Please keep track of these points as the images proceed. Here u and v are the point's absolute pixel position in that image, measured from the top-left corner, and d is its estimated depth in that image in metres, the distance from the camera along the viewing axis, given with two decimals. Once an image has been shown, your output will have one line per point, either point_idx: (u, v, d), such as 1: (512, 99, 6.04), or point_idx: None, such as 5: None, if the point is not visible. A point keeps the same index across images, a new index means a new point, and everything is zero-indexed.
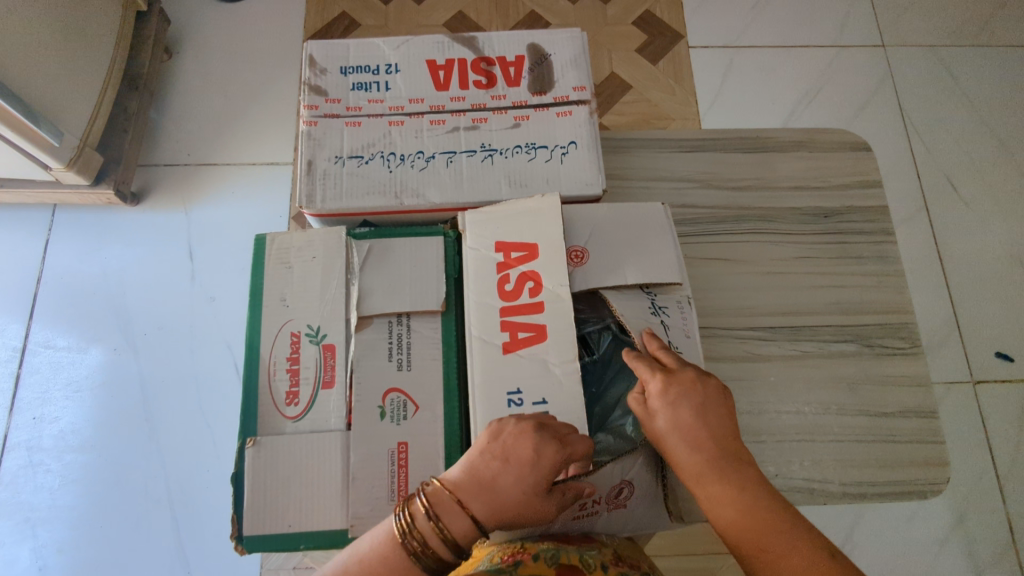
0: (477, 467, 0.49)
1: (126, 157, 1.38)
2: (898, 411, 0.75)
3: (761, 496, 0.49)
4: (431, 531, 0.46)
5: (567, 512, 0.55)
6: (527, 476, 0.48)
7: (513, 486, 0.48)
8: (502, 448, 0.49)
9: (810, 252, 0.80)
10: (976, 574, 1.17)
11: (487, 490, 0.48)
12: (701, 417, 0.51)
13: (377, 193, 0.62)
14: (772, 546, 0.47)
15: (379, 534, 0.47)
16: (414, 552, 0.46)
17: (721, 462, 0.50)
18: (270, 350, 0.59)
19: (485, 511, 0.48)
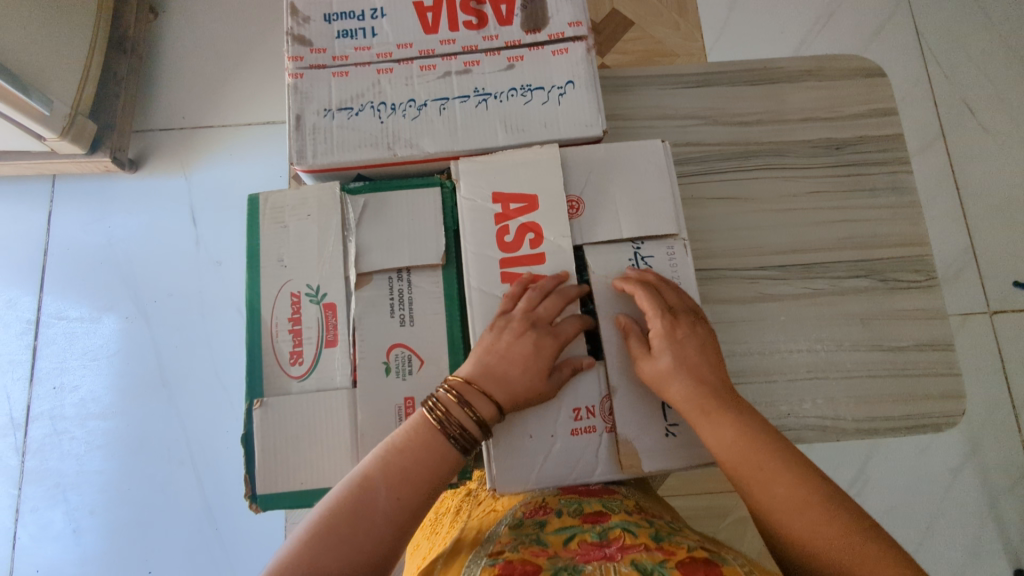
0: (491, 357, 0.52)
1: (120, 123, 1.35)
2: (911, 345, 0.73)
3: (755, 423, 0.50)
4: (462, 416, 0.50)
5: (563, 431, 0.55)
6: (535, 364, 0.52)
7: (526, 371, 0.52)
8: (507, 344, 0.52)
9: (821, 186, 0.78)
10: (989, 501, 1.19)
11: (502, 379, 0.51)
12: (701, 352, 0.53)
13: (369, 146, 0.60)
14: (768, 468, 0.47)
15: (414, 424, 0.50)
16: (449, 435, 0.49)
17: (721, 392, 0.51)
18: (271, 311, 0.59)
19: (506, 398, 0.51)
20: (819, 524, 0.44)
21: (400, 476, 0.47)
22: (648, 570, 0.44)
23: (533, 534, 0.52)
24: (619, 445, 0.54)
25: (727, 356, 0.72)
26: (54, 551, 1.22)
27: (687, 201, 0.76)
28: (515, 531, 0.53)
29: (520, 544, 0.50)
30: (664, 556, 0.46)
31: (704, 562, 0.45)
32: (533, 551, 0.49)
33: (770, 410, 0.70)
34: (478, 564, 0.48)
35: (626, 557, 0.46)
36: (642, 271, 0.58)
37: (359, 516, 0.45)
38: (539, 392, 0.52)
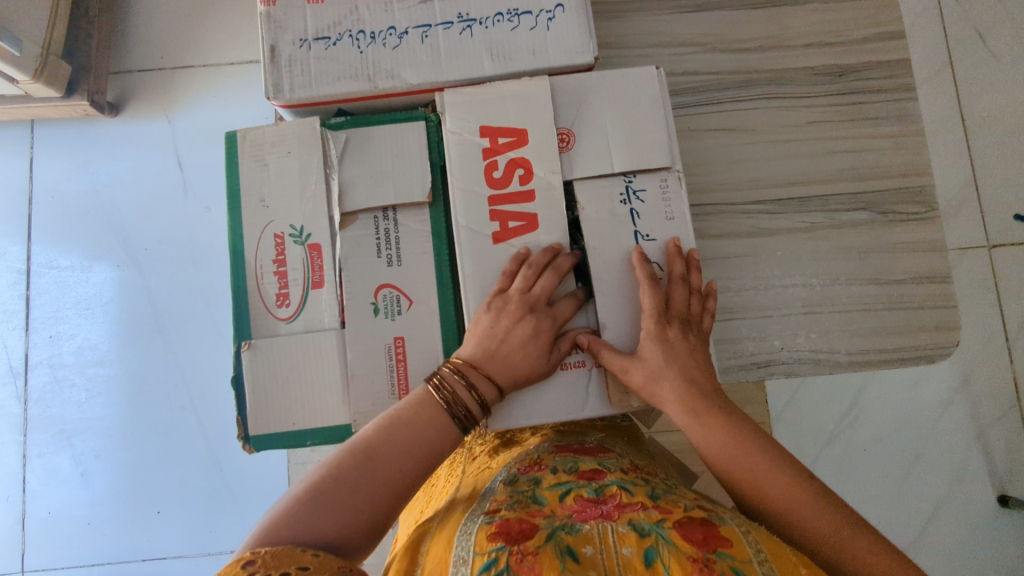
0: (492, 343, 0.51)
1: (95, 63, 1.30)
2: (908, 277, 0.72)
3: (745, 427, 0.51)
4: (469, 399, 0.50)
5: (554, 367, 0.54)
6: (535, 347, 0.52)
7: (526, 353, 0.52)
8: (505, 323, 0.52)
9: (822, 116, 0.75)
10: (978, 431, 1.21)
11: (505, 362, 0.51)
12: (691, 353, 0.53)
13: (349, 78, 0.57)
14: (758, 471, 0.49)
15: (419, 395, 0.51)
16: (454, 417, 0.50)
17: (709, 397, 0.52)
18: (255, 253, 0.57)
19: (510, 379, 0.52)
20: (808, 519, 0.46)
21: (402, 446, 0.49)
22: (646, 531, 0.46)
23: (529, 492, 0.53)
24: (610, 380, 0.54)
25: (721, 293, 0.71)
26: (64, 495, 1.25)
27: (683, 135, 0.74)
28: (511, 488, 0.53)
29: (518, 503, 0.51)
30: (661, 515, 0.48)
31: (701, 522, 0.46)
32: (529, 508, 0.50)
33: (763, 345, 0.70)
34: (474, 521, 0.48)
35: (624, 517, 0.48)
36: (634, 207, 0.56)
37: (360, 483, 0.47)
38: (539, 373, 0.53)
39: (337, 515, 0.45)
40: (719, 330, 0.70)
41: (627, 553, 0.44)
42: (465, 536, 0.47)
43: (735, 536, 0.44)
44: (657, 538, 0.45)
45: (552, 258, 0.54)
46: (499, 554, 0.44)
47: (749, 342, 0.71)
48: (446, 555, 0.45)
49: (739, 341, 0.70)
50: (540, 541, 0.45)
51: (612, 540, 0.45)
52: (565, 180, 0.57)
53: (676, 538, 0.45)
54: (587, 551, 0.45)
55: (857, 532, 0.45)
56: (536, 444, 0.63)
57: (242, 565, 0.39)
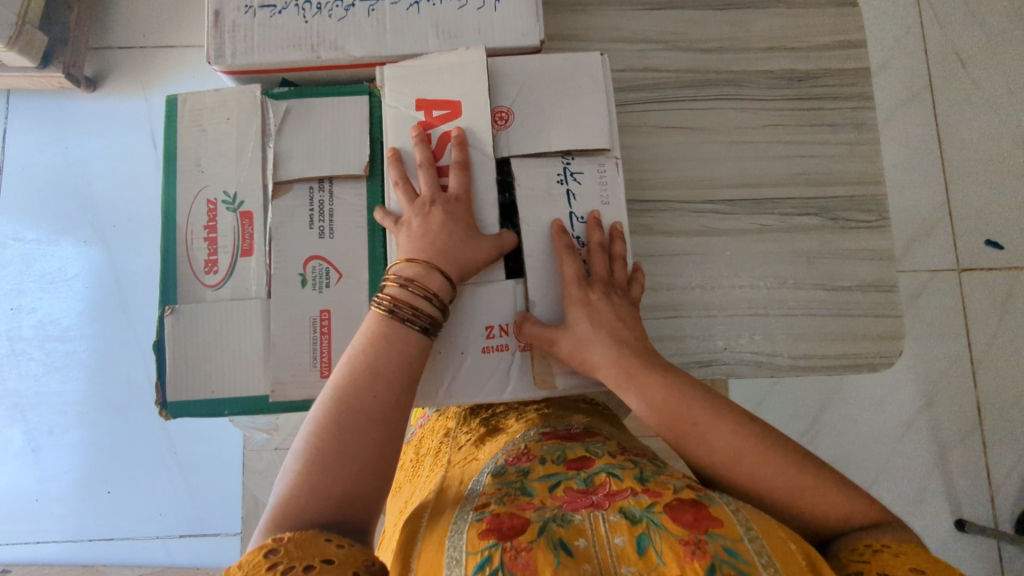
0: (418, 242, 0.51)
1: (73, 37, 1.29)
2: (855, 285, 0.72)
3: (678, 378, 0.51)
4: (410, 297, 0.49)
5: (473, 349, 0.54)
6: (453, 226, 0.52)
7: (456, 237, 0.52)
8: (424, 221, 0.52)
9: (780, 119, 0.75)
10: (938, 453, 1.20)
11: (438, 251, 0.51)
12: (619, 316, 0.53)
13: (292, 48, 0.56)
14: (701, 422, 0.49)
15: (369, 323, 0.50)
16: (407, 321, 0.49)
17: (641, 357, 0.52)
18: (186, 218, 0.56)
19: (455, 268, 0.51)
20: (759, 465, 0.48)
21: (372, 372, 0.48)
22: (636, 518, 0.45)
23: (518, 485, 0.52)
24: (530, 365, 0.54)
25: (667, 289, 0.70)
26: (13, 470, 1.23)
27: (639, 130, 0.74)
28: (499, 483, 0.53)
29: (508, 497, 0.49)
30: (651, 500, 0.47)
31: (691, 504, 0.45)
32: (519, 502, 0.49)
33: (706, 344, 0.70)
34: (466, 520, 0.47)
35: (615, 508, 0.47)
36: (570, 187, 0.56)
37: (345, 426, 0.46)
38: (481, 256, 0.52)
39: (338, 465, 0.45)
40: (664, 327, 0.69)
41: (621, 540, 0.43)
42: (456, 535, 0.45)
43: (725, 515, 0.44)
44: (649, 525, 0.44)
45: (443, 145, 0.55)
46: (492, 551, 0.43)
47: (692, 341, 0.70)
48: (439, 558, 0.44)
49: (682, 339, 0.70)
50: (533, 535, 0.43)
51: (605, 530, 0.44)
52: (501, 158, 0.57)
53: (667, 522, 0.44)
54: (580, 543, 0.44)
55: (800, 465, 0.47)
56: (522, 431, 0.62)
57: (265, 554, 0.39)
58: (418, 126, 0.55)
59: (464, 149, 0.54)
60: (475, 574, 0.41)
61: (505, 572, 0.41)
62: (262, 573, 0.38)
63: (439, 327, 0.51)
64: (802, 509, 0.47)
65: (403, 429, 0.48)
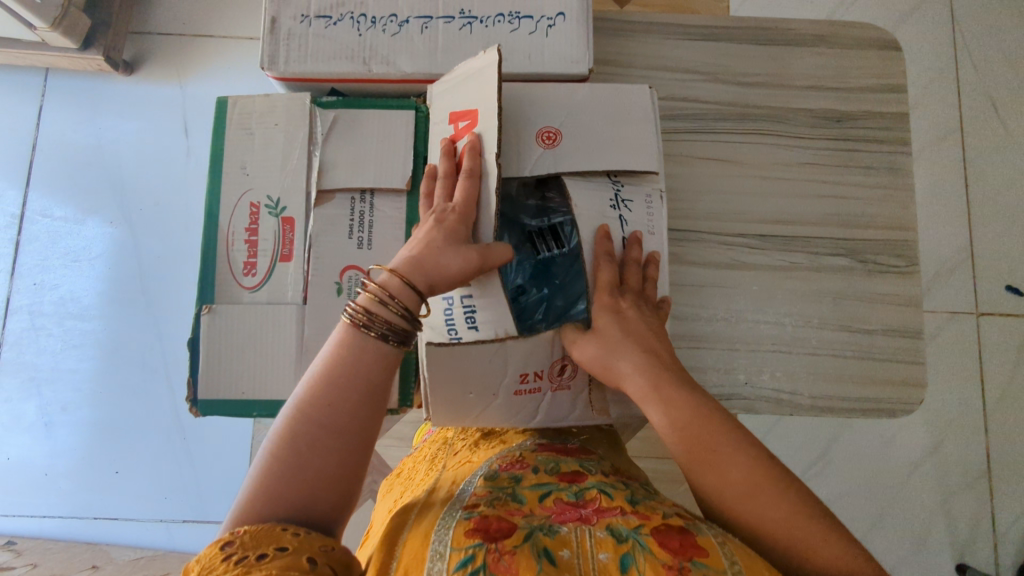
0: (406, 250, 0.50)
1: (115, 21, 1.31)
2: (879, 328, 0.72)
3: (706, 401, 0.51)
4: (370, 302, 0.47)
5: (505, 391, 0.53)
6: (436, 235, 0.48)
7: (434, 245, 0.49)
8: (419, 230, 0.50)
9: (815, 158, 0.75)
10: (944, 496, 1.20)
11: (411, 260, 0.48)
12: (649, 328, 0.53)
13: (345, 59, 0.57)
14: (722, 449, 0.48)
15: (337, 332, 0.48)
16: (361, 325, 0.47)
17: (669, 373, 0.51)
18: (229, 219, 0.57)
19: (426, 278, 0.48)
20: (769, 507, 0.46)
21: (342, 383, 0.46)
22: (624, 537, 0.45)
23: (509, 490, 0.52)
24: (560, 400, 0.55)
25: (692, 320, 0.71)
26: (25, 443, 1.24)
27: (674, 159, 0.74)
28: (491, 484, 0.53)
29: (498, 501, 0.50)
30: (640, 521, 0.48)
31: (679, 531, 0.46)
32: (509, 507, 0.49)
33: (728, 377, 0.70)
34: (454, 516, 0.47)
35: (602, 523, 0.47)
36: (622, 214, 0.56)
37: (303, 434, 0.44)
38: (452, 267, 0.47)
39: (297, 474, 0.43)
40: (687, 358, 0.70)
41: (605, 557, 0.44)
42: (443, 530, 0.46)
43: (711, 547, 0.44)
44: (635, 545, 0.44)
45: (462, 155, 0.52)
46: (477, 551, 0.43)
47: (714, 373, 0.70)
48: (422, 552, 0.44)
49: (704, 371, 0.70)
50: (518, 540, 0.44)
51: (590, 544, 0.45)
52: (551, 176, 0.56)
53: (653, 544, 0.45)
54: (564, 553, 0.44)
55: (815, 517, 0.46)
56: (519, 441, 0.63)
57: (220, 546, 0.39)
58: (446, 140, 0.54)
59: (474, 157, 0.51)
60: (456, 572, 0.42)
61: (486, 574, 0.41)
62: (216, 565, 0.37)
63: (401, 339, 0.47)
64: (804, 561, 0.45)
65: (369, 432, 0.46)
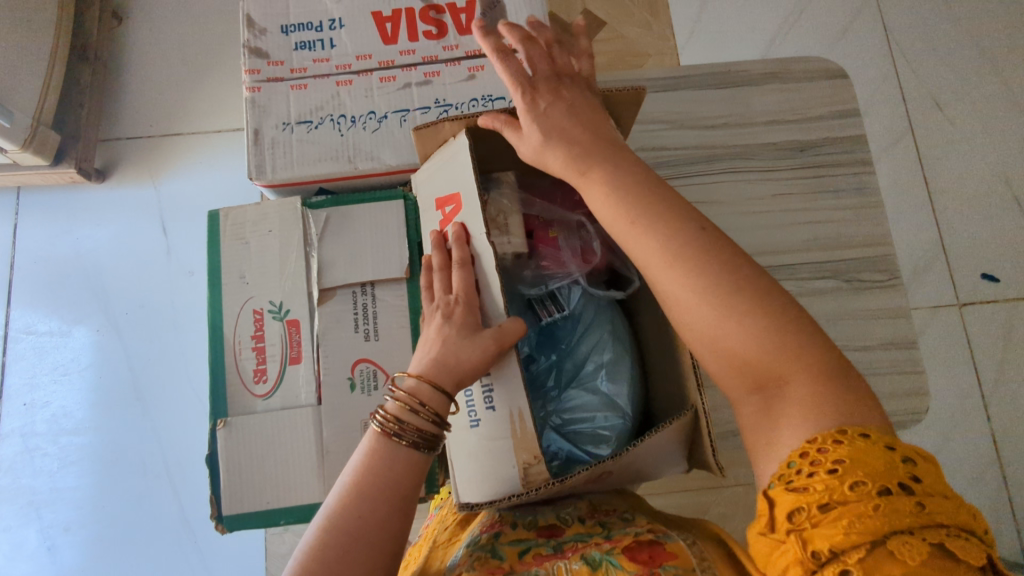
0: (426, 351, 0.51)
1: (84, 132, 1.32)
2: (877, 343, 0.74)
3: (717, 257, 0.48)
4: (402, 411, 0.49)
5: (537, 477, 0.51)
6: (452, 333, 0.50)
7: (451, 343, 0.50)
8: (433, 328, 0.52)
9: (787, 188, 0.78)
10: (962, 489, 1.21)
11: (435, 362, 0.50)
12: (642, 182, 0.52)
13: (329, 159, 0.59)
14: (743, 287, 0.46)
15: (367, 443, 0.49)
16: (393, 434, 0.48)
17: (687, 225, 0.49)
18: (233, 329, 0.58)
19: (448, 378, 0.49)
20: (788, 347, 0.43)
21: (373, 493, 0.47)
22: (597, 562, 0.48)
23: (490, 549, 0.54)
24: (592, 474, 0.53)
25: None
26: (28, 571, 1.20)
27: None
28: (472, 549, 0.55)
29: (479, 562, 0.52)
30: (612, 545, 0.50)
31: (648, 544, 0.49)
32: (490, 566, 0.51)
33: None
34: None
35: (577, 558, 0.50)
36: None
37: (331, 546, 0.44)
38: (468, 361, 0.49)
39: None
40: None
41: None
42: None
43: (681, 550, 0.47)
44: (608, 566, 0.47)
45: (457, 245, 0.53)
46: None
47: None
48: None
49: None
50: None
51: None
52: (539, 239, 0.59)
53: (624, 560, 0.48)
54: None
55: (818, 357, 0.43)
56: None
57: None
58: (436, 231, 0.55)
59: (465, 246, 0.53)
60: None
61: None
62: None
63: (431, 444, 0.49)
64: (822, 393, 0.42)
65: (396, 541, 0.46)
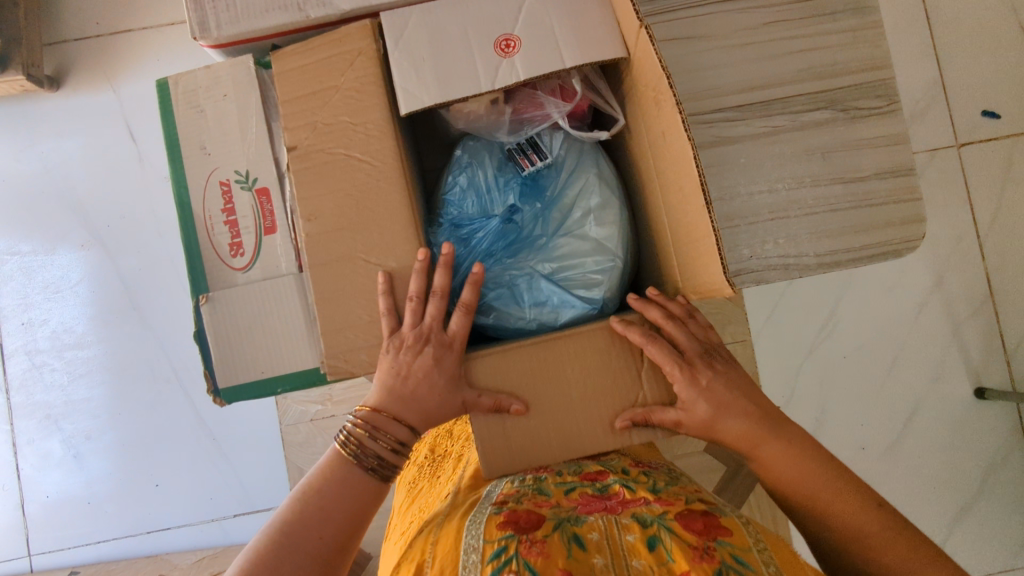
0: (407, 394, 0.54)
1: (24, 34, 1.21)
2: (872, 172, 0.66)
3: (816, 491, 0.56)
4: (378, 447, 0.54)
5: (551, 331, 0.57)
6: (435, 379, 0.54)
7: (432, 384, 0.54)
8: (413, 359, 0.54)
9: (778, 15, 0.68)
10: (954, 329, 1.23)
11: (411, 401, 0.54)
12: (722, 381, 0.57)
13: (278, 10, 0.54)
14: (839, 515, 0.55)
15: (335, 457, 0.55)
16: (370, 467, 0.54)
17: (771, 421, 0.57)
18: (202, 203, 0.57)
19: (416, 417, 0.55)
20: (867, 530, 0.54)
21: (336, 517, 0.53)
22: (648, 521, 0.52)
23: (535, 486, 0.58)
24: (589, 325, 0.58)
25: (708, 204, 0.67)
26: (60, 478, 1.26)
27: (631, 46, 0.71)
28: (516, 484, 0.59)
29: (525, 496, 0.56)
30: (663, 508, 0.54)
31: (701, 514, 0.53)
32: (535, 500, 0.55)
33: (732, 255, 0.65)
34: (484, 512, 0.54)
35: (628, 513, 0.54)
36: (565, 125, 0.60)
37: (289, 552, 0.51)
38: (442, 407, 0.55)
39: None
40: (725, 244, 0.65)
41: (633, 538, 0.51)
42: (474, 526, 0.53)
43: (735, 526, 0.52)
44: (660, 527, 0.51)
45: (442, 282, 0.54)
46: (508, 542, 0.50)
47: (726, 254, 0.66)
48: (458, 545, 0.51)
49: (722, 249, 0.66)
50: (548, 530, 0.51)
51: (618, 529, 0.52)
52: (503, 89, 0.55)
53: (678, 527, 0.51)
54: (593, 536, 0.51)
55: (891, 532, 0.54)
56: None
57: None
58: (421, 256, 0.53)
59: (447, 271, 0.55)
60: (490, 562, 0.49)
61: (519, 560, 0.48)
62: None
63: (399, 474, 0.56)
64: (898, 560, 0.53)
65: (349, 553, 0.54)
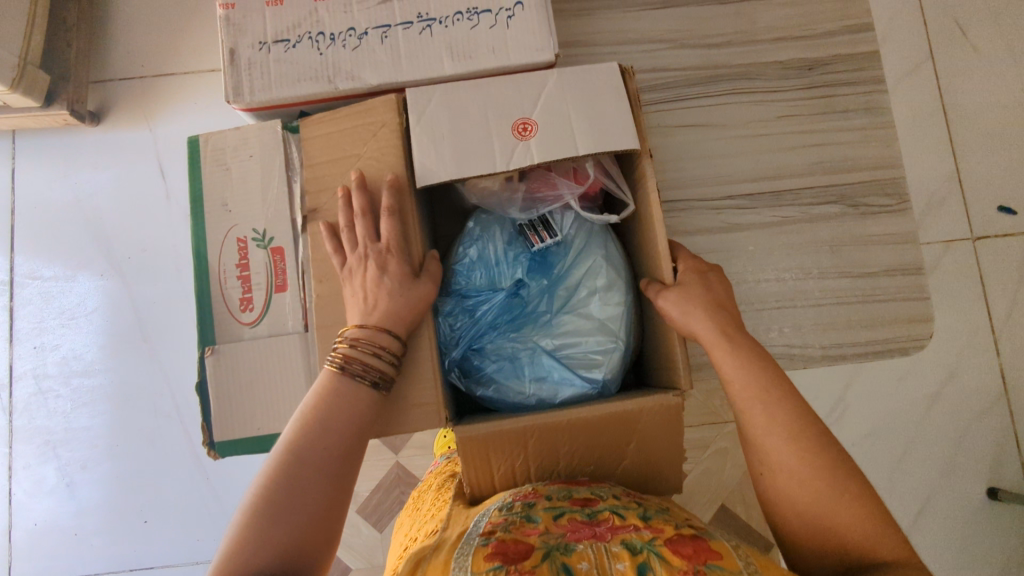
0: (375, 302, 0.52)
1: (73, 72, 1.27)
2: (880, 269, 0.81)
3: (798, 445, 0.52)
4: (364, 355, 0.51)
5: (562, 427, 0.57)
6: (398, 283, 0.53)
7: (392, 294, 0.53)
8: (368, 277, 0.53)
9: (793, 109, 0.82)
10: (968, 422, 1.20)
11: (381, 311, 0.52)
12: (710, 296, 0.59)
13: (309, 80, 0.57)
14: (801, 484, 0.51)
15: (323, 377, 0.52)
16: (354, 376, 0.51)
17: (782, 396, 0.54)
18: (218, 257, 0.59)
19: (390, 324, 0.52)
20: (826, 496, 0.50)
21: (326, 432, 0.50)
22: (638, 549, 0.49)
23: (524, 513, 0.56)
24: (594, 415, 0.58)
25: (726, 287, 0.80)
26: (51, 506, 1.25)
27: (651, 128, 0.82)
28: (505, 511, 0.57)
29: (513, 523, 0.54)
30: (653, 534, 0.51)
31: (691, 539, 0.50)
32: (523, 529, 0.53)
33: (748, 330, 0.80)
34: (471, 545, 0.51)
35: (617, 540, 0.50)
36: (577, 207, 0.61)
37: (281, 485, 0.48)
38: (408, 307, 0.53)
39: (264, 551, 0.46)
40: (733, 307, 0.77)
41: (622, 566, 0.47)
42: (462, 558, 0.50)
43: (725, 551, 0.48)
44: (650, 555, 0.48)
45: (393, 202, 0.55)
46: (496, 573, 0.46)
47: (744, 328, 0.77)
48: None
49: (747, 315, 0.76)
50: (536, 560, 0.48)
51: (607, 557, 0.48)
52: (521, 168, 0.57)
53: (667, 553, 0.48)
54: (582, 566, 0.48)
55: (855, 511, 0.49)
56: None
57: None
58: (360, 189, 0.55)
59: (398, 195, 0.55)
60: None
61: None
62: None
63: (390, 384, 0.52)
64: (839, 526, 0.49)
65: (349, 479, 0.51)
